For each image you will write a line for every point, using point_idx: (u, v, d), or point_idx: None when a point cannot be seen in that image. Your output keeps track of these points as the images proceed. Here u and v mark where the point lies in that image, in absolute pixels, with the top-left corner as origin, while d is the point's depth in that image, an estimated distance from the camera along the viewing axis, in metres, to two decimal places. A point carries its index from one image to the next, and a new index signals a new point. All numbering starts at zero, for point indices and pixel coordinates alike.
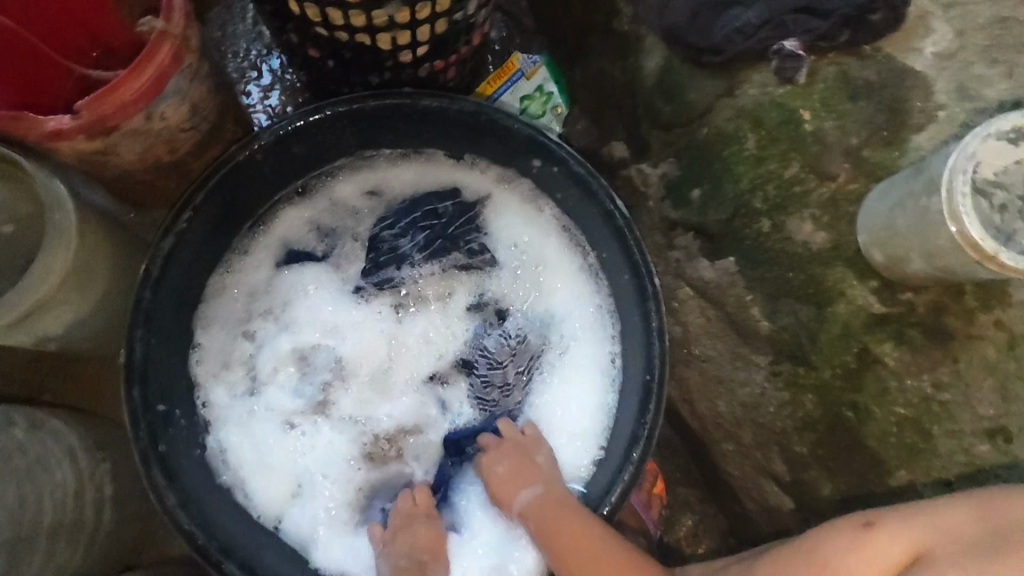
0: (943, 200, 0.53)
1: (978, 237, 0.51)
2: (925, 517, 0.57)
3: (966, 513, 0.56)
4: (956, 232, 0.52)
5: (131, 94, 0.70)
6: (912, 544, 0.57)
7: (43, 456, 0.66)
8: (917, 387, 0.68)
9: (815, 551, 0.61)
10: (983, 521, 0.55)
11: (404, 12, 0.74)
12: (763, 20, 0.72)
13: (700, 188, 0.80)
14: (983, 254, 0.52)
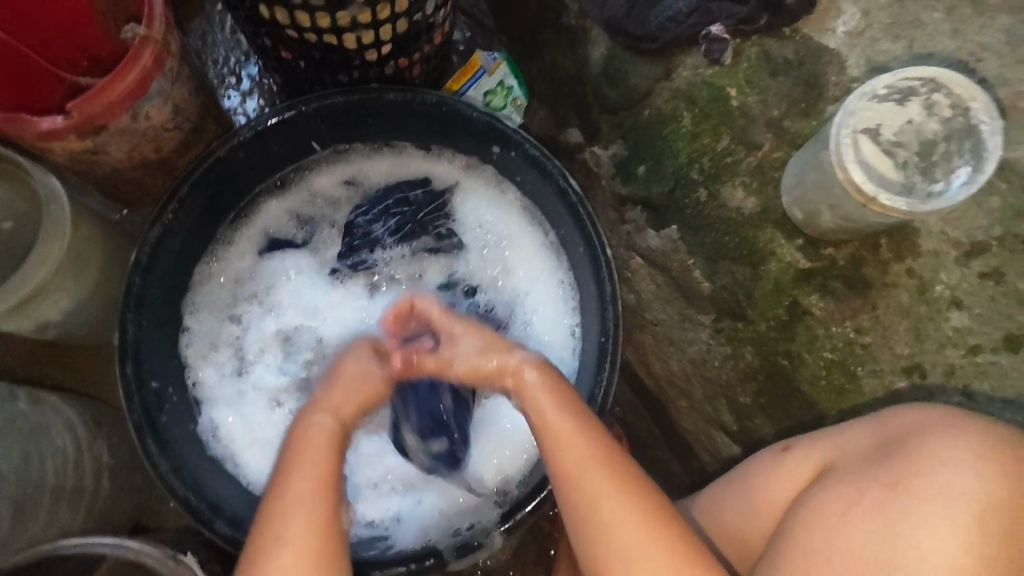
0: (831, 152, 0.62)
1: (859, 182, 0.60)
2: (834, 439, 0.64)
3: (868, 433, 0.62)
4: (842, 178, 0.61)
5: (116, 96, 0.76)
6: (815, 459, 0.64)
7: (45, 423, 0.76)
8: (841, 333, 0.75)
9: (748, 478, 0.69)
10: (881, 436, 0.61)
11: (365, 13, 0.81)
12: (692, 8, 0.79)
13: (645, 165, 0.87)
14: (865, 198, 0.60)
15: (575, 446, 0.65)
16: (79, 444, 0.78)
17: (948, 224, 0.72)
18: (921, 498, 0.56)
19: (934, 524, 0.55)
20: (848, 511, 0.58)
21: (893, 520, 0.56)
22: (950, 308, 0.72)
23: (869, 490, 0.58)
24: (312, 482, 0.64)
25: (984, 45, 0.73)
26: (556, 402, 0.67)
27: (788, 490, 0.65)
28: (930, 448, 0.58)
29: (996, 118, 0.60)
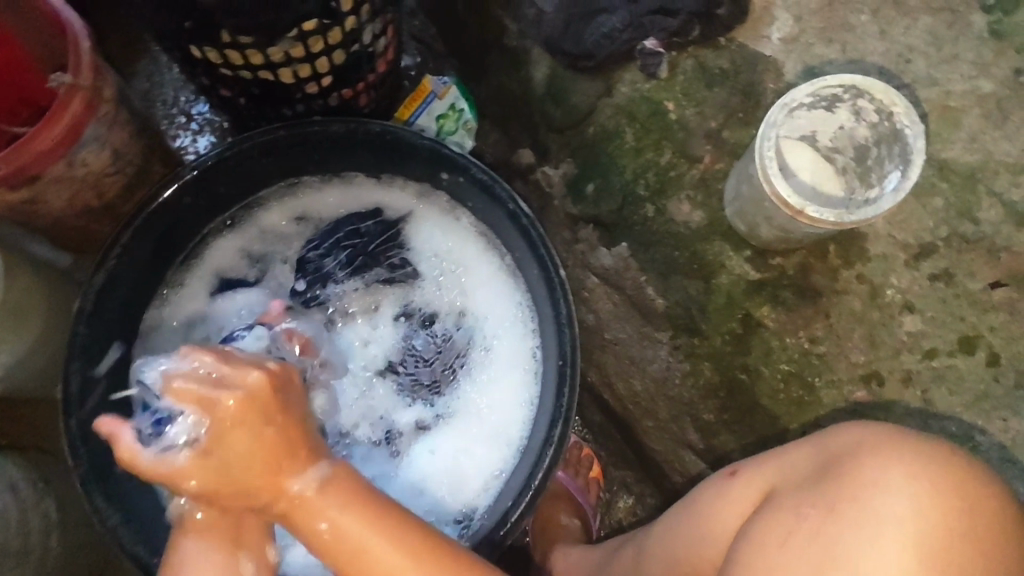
0: (757, 164, 0.61)
1: (786, 194, 0.59)
2: (775, 460, 0.63)
3: (808, 453, 0.61)
4: (770, 191, 0.60)
5: (46, 145, 0.75)
6: (758, 485, 0.63)
7: None
8: (796, 344, 0.73)
9: (697, 504, 0.68)
10: (819, 456, 0.60)
11: (298, 47, 0.80)
12: (626, 24, 0.77)
13: (593, 183, 0.85)
14: (794, 211, 0.59)
15: (373, 544, 0.59)
16: (23, 504, 0.76)
17: (894, 227, 0.71)
18: (858, 524, 0.55)
19: (869, 549, 0.54)
20: (787, 538, 0.57)
21: (830, 547, 0.55)
22: (902, 312, 0.71)
23: (807, 514, 0.57)
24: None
25: (914, 45, 0.73)
26: (353, 506, 0.60)
27: (733, 518, 0.63)
28: (865, 470, 0.57)
29: (916, 121, 0.58)
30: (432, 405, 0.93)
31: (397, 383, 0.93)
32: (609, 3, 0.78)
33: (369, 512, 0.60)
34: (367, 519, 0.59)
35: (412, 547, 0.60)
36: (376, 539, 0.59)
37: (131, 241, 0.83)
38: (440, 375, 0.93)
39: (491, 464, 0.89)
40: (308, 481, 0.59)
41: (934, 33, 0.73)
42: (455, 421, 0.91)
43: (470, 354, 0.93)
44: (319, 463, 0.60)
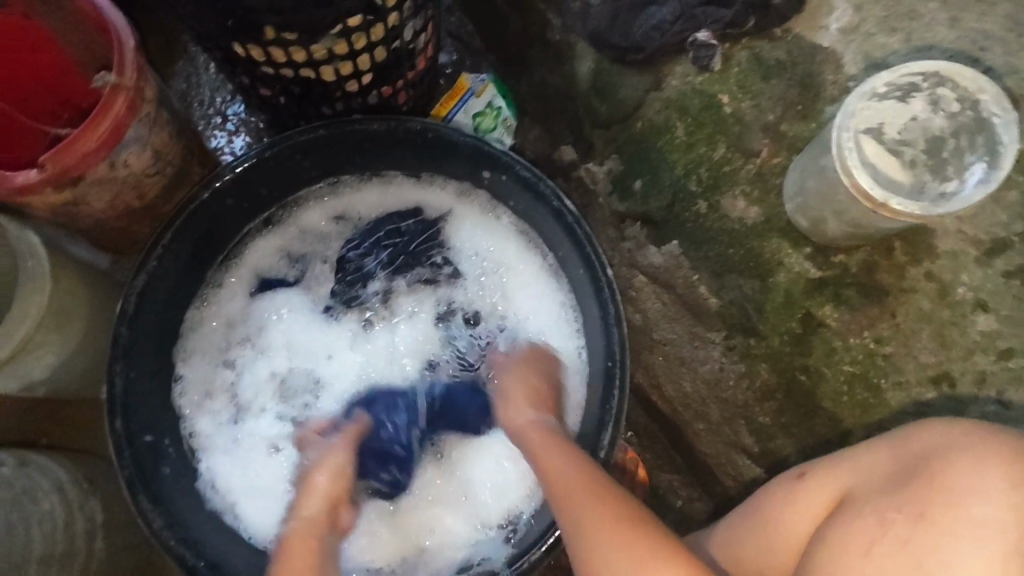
0: (834, 156, 0.58)
1: (868, 186, 0.56)
2: (847, 464, 0.61)
3: (883, 457, 0.59)
4: (849, 184, 0.57)
5: (90, 147, 0.75)
6: (831, 490, 0.60)
7: (32, 488, 0.72)
8: (860, 344, 0.70)
9: (762, 511, 0.65)
10: (897, 459, 0.58)
11: (341, 43, 0.79)
12: (677, 15, 0.76)
13: (641, 179, 0.83)
14: (875, 203, 0.56)
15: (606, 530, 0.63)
16: (69, 505, 0.74)
17: (965, 222, 0.68)
18: (952, 533, 0.52)
19: (967, 561, 0.51)
20: (872, 548, 0.54)
21: (920, 555, 0.53)
22: (976, 311, 0.68)
23: (894, 520, 0.54)
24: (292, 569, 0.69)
25: (986, 32, 0.70)
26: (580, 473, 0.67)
27: (806, 525, 0.61)
28: (956, 475, 0.54)
29: (1007, 108, 0.56)
30: None
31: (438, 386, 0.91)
32: None
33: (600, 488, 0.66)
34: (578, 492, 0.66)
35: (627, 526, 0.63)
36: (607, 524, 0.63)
37: (173, 240, 0.81)
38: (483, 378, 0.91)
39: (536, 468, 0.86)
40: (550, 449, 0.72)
41: (1006, 22, 0.71)
42: None
43: None
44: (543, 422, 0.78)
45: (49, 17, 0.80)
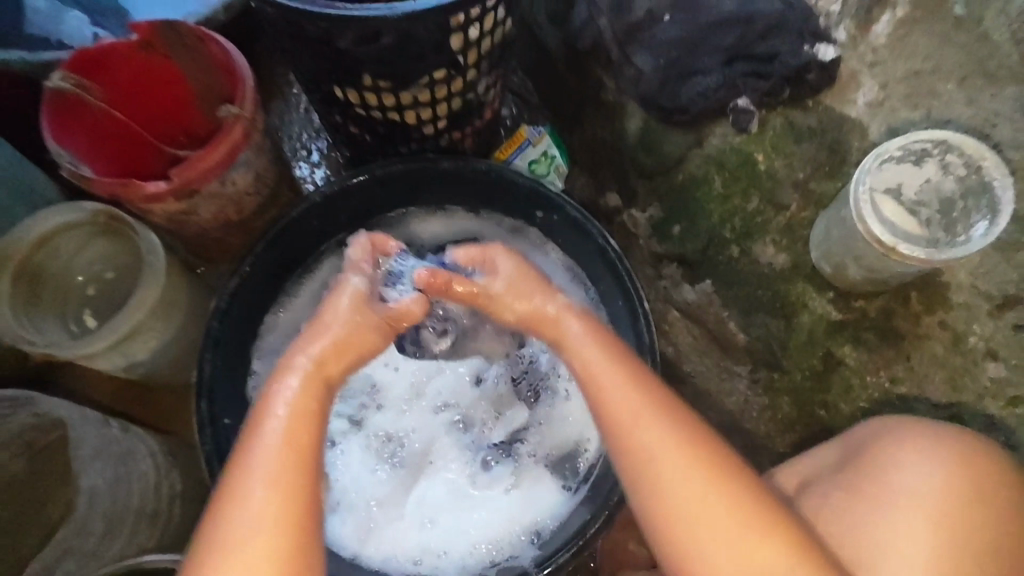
0: (851, 206, 0.67)
1: (880, 234, 0.65)
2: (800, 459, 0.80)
3: (833, 453, 0.76)
4: (863, 230, 0.66)
5: (209, 166, 0.88)
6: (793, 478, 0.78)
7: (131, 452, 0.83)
8: (877, 383, 0.78)
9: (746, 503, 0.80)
10: (841, 451, 0.75)
11: (425, 92, 0.92)
12: (720, 84, 0.83)
13: (679, 225, 0.92)
14: (886, 248, 0.65)
15: (652, 430, 0.67)
16: (158, 471, 0.85)
17: (977, 277, 0.74)
18: (881, 495, 0.69)
19: (891, 524, 0.67)
20: (820, 516, 0.71)
21: (856, 518, 0.69)
22: (986, 359, 0.74)
23: (839, 492, 0.71)
24: (261, 519, 0.59)
25: (998, 110, 0.75)
26: (627, 388, 0.69)
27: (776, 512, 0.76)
28: (882, 455, 0.71)
29: (1007, 175, 0.64)
30: (510, 422, 0.96)
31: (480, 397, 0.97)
32: (705, 66, 0.83)
33: (639, 396, 0.68)
34: (638, 413, 0.67)
35: (676, 441, 0.66)
36: (654, 429, 0.67)
37: (263, 251, 0.94)
38: (523, 394, 0.97)
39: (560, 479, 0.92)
40: (596, 352, 0.71)
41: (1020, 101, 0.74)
42: (533, 437, 0.95)
43: (555, 377, 0.97)
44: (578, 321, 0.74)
45: (185, 59, 0.94)
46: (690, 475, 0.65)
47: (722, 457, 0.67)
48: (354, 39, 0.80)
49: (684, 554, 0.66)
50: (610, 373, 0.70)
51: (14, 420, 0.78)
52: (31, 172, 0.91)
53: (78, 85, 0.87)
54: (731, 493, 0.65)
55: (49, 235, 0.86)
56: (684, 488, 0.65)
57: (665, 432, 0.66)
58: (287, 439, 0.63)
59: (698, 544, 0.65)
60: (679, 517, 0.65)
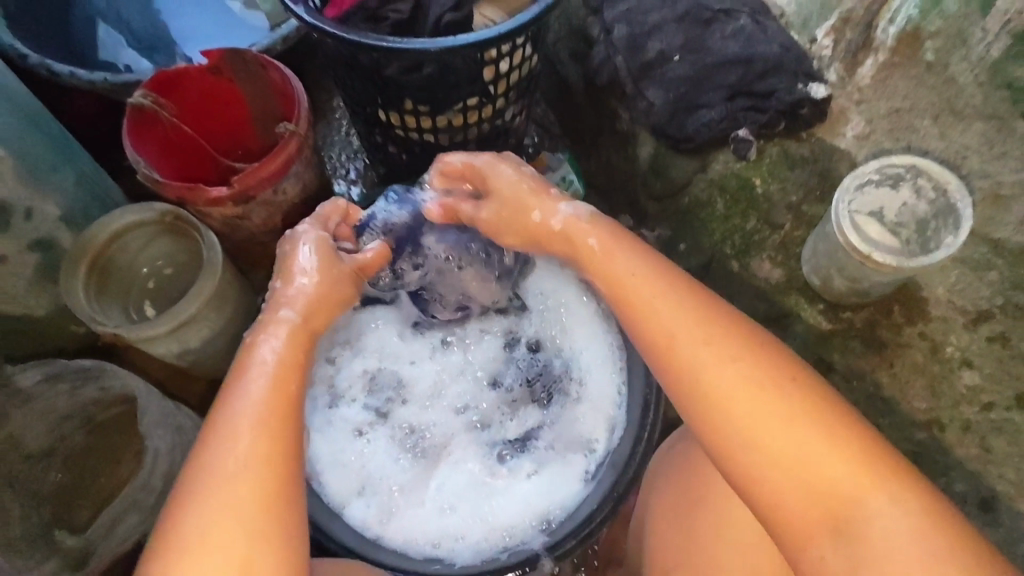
0: (834, 220, 0.79)
1: (857, 243, 0.77)
2: None
3: None
4: (843, 239, 0.78)
5: (267, 174, 0.99)
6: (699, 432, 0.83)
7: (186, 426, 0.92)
8: (862, 387, 0.86)
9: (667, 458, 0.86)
10: None
11: (459, 117, 1.03)
12: (722, 117, 0.94)
13: (685, 242, 1.03)
14: (862, 257, 0.77)
15: (678, 323, 0.64)
16: None
17: (953, 293, 0.82)
18: None
19: None
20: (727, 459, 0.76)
21: None
22: (962, 367, 0.80)
23: None
24: (245, 463, 0.58)
25: (967, 145, 0.81)
26: (658, 287, 0.68)
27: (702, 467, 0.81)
28: None
29: (967, 197, 0.74)
30: (525, 421, 1.01)
31: (498, 397, 1.04)
32: (709, 100, 0.94)
33: (670, 294, 0.67)
34: (665, 301, 0.66)
35: (708, 331, 0.63)
36: (683, 321, 0.64)
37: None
38: (537, 396, 1.03)
39: (574, 470, 0.93)
40: (626, 263, 0.71)
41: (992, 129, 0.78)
42: (547, 434, 0.99)
43: (568, 379, 1.01)
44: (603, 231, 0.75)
45: (247, 84, 1.07)
46: (731, 367, 0.61)
47: (766, 350, 0.62)
48: (402, 68, 0.92)
49: (737, 454, 0.60)
50: (642, 271, 0.69)
51: (84, 392, 0.89)
52: (101, 180, 1.03)
53: (155, 102, 0.99)
54: (778, 385, 0.60)
55: (122, 231, 0.97)
56: (728, 376, 0.61)
57: (697, 325, 0.64)
58: (268, 393, 0.63)
59: (748, 440, 0.59)
60: (725, 411, 0.60)
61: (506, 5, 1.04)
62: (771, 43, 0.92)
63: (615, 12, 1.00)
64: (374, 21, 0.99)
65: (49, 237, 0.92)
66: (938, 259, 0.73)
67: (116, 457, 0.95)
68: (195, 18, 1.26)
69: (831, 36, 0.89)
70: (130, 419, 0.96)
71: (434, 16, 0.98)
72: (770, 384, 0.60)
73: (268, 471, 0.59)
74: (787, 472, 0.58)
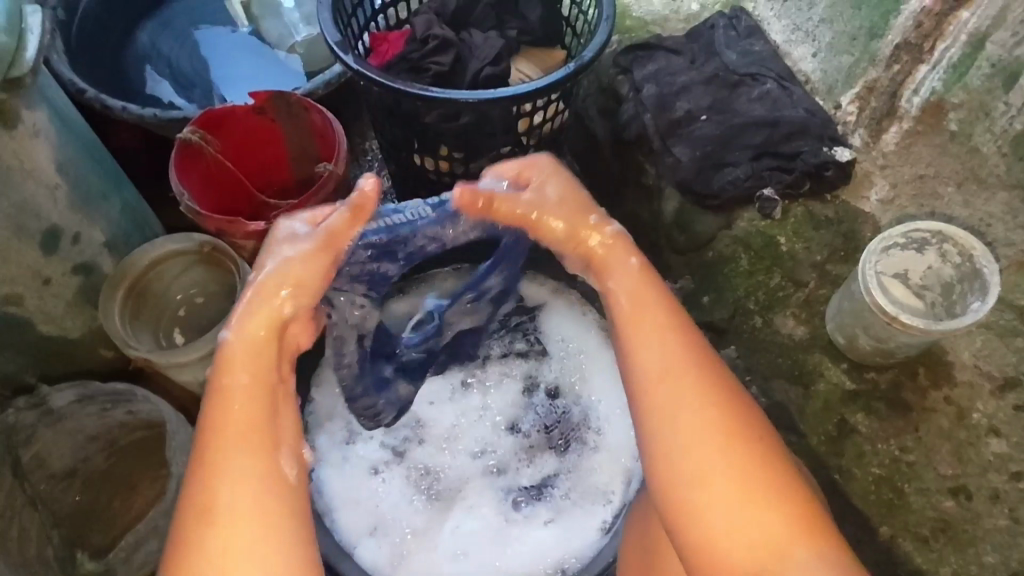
0: (860, 279, 0.81)
1: (884, 304, 0.78)
2: None
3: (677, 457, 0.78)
4: (870, 299, 0.79)
5: (304, 212, 1.01)
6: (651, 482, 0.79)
7: None
8: (887, 450, 0.84)
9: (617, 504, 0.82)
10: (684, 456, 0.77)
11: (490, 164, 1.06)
12: (748, 175, 0.97)
13: (708, 295, 1.00)
14: (889, 317, 0.78)
15: (670, 358, 0.62)
16: None
17: (979, 358, 0.83)
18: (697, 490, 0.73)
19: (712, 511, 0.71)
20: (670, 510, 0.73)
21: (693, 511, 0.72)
22: (989, 435, 0.81)
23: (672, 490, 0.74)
24: (219, 513, 0.55)
25: (991, 213, 0.83)
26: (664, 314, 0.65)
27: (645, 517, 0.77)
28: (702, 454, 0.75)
29: (993, 262, 0.76)
30: (543, 468, 0.97)
31: (517, 443, 0.99)
32: (735, 159, 0.98)
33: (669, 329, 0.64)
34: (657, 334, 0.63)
35: (695, 374, 0.61)
36: (679, 360, 0.62)
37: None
38: (555, 442, 0.99)
39: (591, 521, 0.91)
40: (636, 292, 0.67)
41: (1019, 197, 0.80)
42: (564, 482, 0.95)
43: (586, 428, 0.98)
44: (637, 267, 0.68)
45: (289, 124, 1.11)
46: (699, 414, 0.59)
47: (740, 407, 0.60)
48: (440, 116, 0.96)
49: (690, 504, 0.58)
50: (655, 303, 0.65)
51: (112, 414, 0.90)
52: (145, 213, 1.07)
53: (202, 138, 1.03)
54: (736, 443, 0.58)
55: (163, 259, 1.00)
56: (693, 420, 0.59)
57: (686, 365, 0.61)
58: (242, 417, 0.59)
59: (705, 493, 0.57)
60: (686, 456, 0.58)
61: (540, 63, 1.10)
62: (796, 108, 0.98)
63: (644, 72, 1.07)
64: (417, 71, 1.04)
65: (92, 262, 0.96)
66: (967, 323, 0.75)
67: (132, 483, 0.97)
68: (240, 60, 1.30)
69: (855, 104, 0.94)
70: (152, 447, 0.97)
71: (474, 69, 1.03)
72: (731, 441, 0.58)
73: (250, 505, 0.55)
74: (730, 529, 0.56)
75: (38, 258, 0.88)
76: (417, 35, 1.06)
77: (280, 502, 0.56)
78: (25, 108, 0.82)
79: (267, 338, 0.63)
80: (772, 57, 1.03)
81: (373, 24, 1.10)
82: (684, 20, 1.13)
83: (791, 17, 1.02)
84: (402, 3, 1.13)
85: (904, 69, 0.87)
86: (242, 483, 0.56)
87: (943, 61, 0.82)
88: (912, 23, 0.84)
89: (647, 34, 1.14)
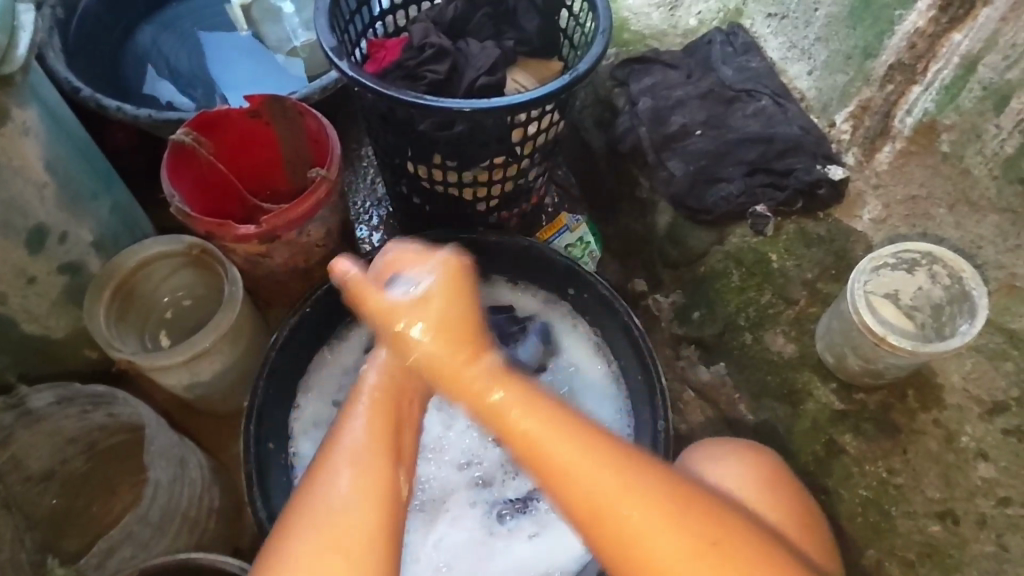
0: (848, 300, 0.80)
1: (873, 326, 0.78)
2: None
3: None
4: (858, 320, 0.79)
5: (295, 216, 0.99)
6: None
7: (189, 455, 0.89)
8: (875, 472, 0.84)
9: None
10: None
11: (484, 173, 1.05)
12: (741, 191, 0.97)
13: (699, 310, 1.02)
14: (877, 338, 0.78)
15: (563, 457, 0.56)
16: (204, 484, 0.91)
17: (968, 382, 0.82)
18: None
19: None
20: None
21: None
22: (976, 459, 0.80)
23: None
24: (327, 531, 0.55)
25: (982, 235, 0.82)
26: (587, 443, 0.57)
27: None
28: None
29: (982, 284, 0.76)
30: (528, 481, 0.94)
31: (503, 453, 0.96)
32: (729, 174, 0.98)
33: (606, 453, 0.57)
34: (589, 454, 0.56)
35: (651, 501, 0.55)
36: (570, 451, 0.56)
37: (309, 312, 0.96)
38: None
39: (574, 535, 0.89)
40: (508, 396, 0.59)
41: (1008, 215, 0.80)
42: (549, 495, 0.93)
43: None
44: (491, 361, 0.62)
45: (283, 127, 1.10)
46: (638, 500, 0.55)
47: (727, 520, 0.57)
48: (434, 124, 0.97)
49: None
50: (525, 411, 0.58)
51: (95, 416, 0.89)
52: (134, 212, 1.07)
53: (195, 141, 1.02)
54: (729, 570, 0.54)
55: (148, 261, 0.99)
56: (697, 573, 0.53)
57: (629, 482, 0.56)
58: (372, 432, 0.61)
59: None
60: (638, 563, 0.54)
61: (536, 73, 1.10)
62: (791, 124, 0.97)
63: (641, 86, 1.07)
64: (412, 79, 1.04)
65: (79, 262, 0.95)
66: (954, 346, 0.74)
67: (112, 486, 0.98)
68: (240, 63, 1.30)
69: (850, 122, 0.94)
70: (131, 449, 0.97)
71: (469, 79, 1.02)
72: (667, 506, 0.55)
73: (350, 538, 0.55)
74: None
75: (23, 256, 0.87)
76: (414, 43, 1.06)
77: (385, 538, 0.56)
78: (15, 106, 0.82)
79: (395, 388, 0.64)
80: (768, 73, 1.03)
81: (370, 31, 1.10)
82: (682, 35, 1.13)
83: (787, 34, 1.02)
84: (400, 11, 1.14)
85: (897, 89, 0.87)
86: (355, 514, 0.56)
87: (935, 83, 0.82)
88: (906, 43, 0.84)
89: (644, 47, 1.14)
